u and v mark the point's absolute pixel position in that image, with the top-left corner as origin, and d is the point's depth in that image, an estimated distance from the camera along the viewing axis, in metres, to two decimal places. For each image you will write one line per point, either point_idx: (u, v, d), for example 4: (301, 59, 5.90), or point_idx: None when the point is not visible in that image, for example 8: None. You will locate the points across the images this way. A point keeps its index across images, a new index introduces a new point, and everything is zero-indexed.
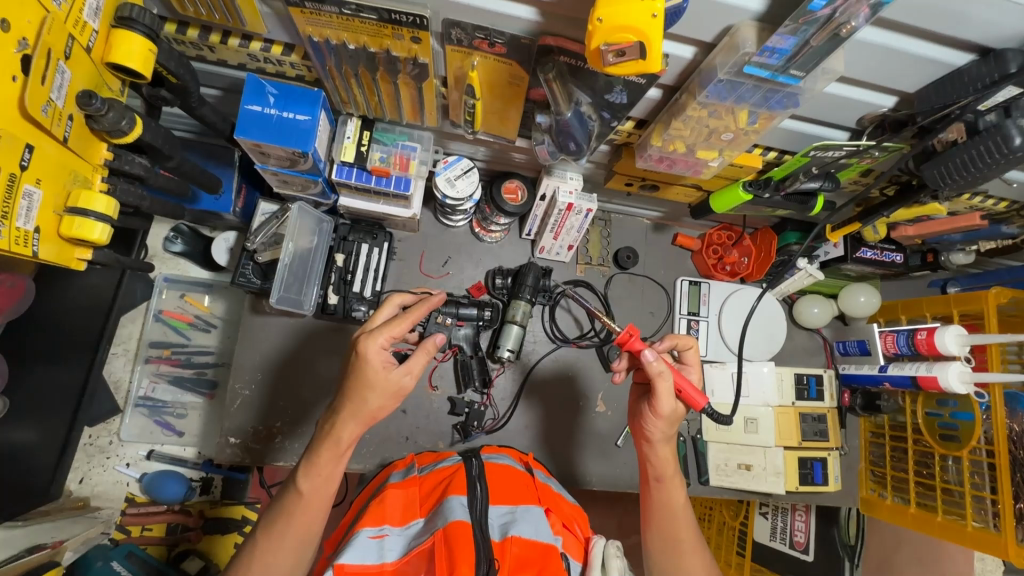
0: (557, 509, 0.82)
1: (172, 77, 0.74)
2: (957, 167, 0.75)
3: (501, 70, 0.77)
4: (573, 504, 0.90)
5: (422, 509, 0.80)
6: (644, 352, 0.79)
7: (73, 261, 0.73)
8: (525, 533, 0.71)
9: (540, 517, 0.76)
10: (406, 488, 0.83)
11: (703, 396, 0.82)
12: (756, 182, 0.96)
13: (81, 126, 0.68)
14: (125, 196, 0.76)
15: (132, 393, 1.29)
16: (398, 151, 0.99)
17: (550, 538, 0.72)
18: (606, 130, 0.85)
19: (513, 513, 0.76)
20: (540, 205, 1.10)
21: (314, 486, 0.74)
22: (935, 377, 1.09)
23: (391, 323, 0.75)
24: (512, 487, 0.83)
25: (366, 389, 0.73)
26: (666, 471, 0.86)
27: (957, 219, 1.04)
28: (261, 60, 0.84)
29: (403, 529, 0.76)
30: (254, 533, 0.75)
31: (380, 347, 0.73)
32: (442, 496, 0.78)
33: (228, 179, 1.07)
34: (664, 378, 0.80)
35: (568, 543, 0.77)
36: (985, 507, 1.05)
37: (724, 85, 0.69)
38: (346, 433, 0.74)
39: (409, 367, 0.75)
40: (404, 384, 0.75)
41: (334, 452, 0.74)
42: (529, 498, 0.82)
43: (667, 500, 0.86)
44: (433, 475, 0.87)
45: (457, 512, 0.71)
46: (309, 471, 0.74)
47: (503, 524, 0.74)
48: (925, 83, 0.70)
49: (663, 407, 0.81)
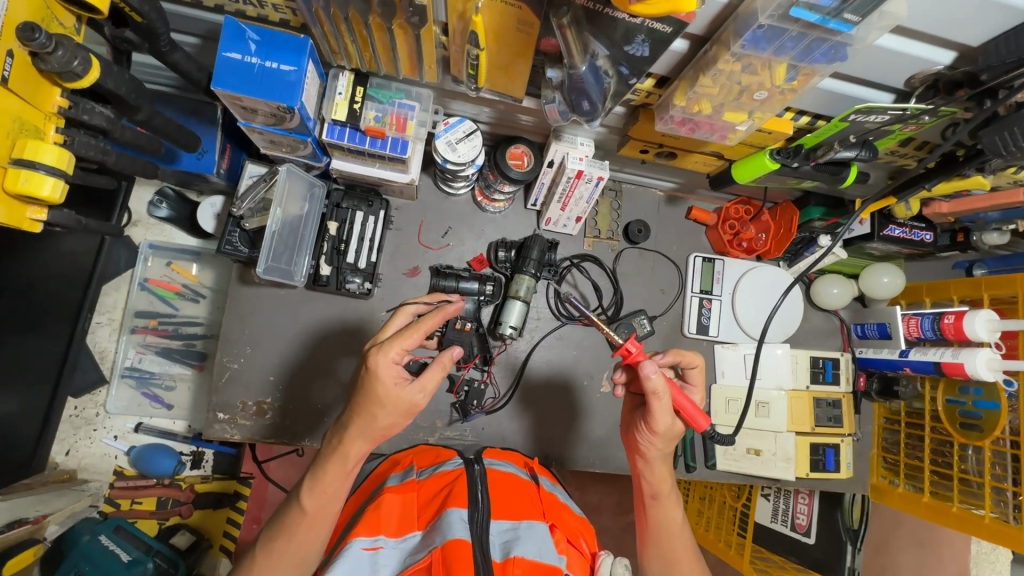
0: (562, 524, 0.77)
1: (136, 16, 0.66)
2: (1014, 137, 0.68)
3: (509, 15, 0.68)
4: (578, 517, 0.85)
5: (419, 519, 0.75)
6: (646, 366, 0.72)
7: (26, 222, 0.66)
8: (529, 554, 0.66)
9: (545, 535, 0.71)
10: (403, 493, 0.78)
11: (706, 418, 0.75)
12: (785, 150, 0.87)
13: (24, 65, 0.60)
14: (83, 150, 0.68)
15: (118, 364, 1.24)
16: (395, 110, 0.90)
17: (555, 559, 0.67)
18: (623, 88, 0.76)
19: (517, 529, 0.71)
20: (548, 171, 1.02)
21: (318, 503, 0.70)
22: (962, 364, 1.02)
23: (403, 334, 0.68)
24: (516, 498, 0.78)
25: (375, 406, 0.67)
26: (662, 488, 0.82)
27: (997, 195, 0.94)
28: (240, 1, 0.76)
29: (400, 541, 0.71)
30: (254, 546, 0.72)
31: (392, 361, 0.67)
32: (441, 508, 0.73)
33: (211, 137, 0.99)
34: (662, 397, 0.74)
35: (574, 562, 0.72)
36: (1005, 500, 1.00)
37: (764, 32, 0.60)
38: (354, 450, 0.70)
39: (422, 385, 0.69)
40: (416, 402, 0.69)
41: (342, 471, 0.70)
42: (534, 512, 0.76)
43: (666, 519, 0.82)
44: (433, 479, 0.82)
45: (455, 529, 0.66)
46: (313, 487, 0.70)
47: (505, 543, 0.69)
48: (994, 35, 0.62)
49: (659, 425, 0.76)
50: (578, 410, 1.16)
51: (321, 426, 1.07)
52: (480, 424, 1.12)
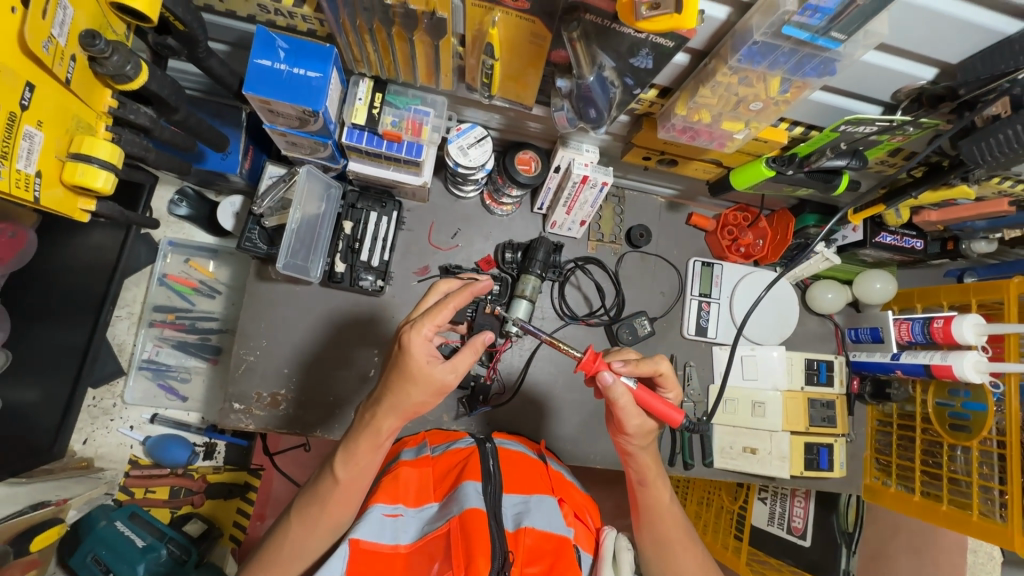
0: (570, 499, 0.82)
1: (179, 25, 0.72)
2: (997, 144, 0.73)
3: (522, 28, 0.73)
4: (584, 494, 0.89)
5: (436, 492, 0.81)
6: (603, 375, 0.76)
7: (77, 212, 0.75)
8: (539, 524, 0.72)
9: (554, 509, 0.76)
10: (419, 467, 0.84)
11: (677, 413, 0.77)
12: (780, 158, 0.92)
13: (84, 68, 0.68)
14: (130, 146, 0.77)
15: (136, 356, 1.29)
16: (410, 115, 0.95)
17: (563, 529, 0.73)
18: (628, 98, 0.81)
19: (527, 503, 0.76)
20: (554, 177, 1.07)
21: (351, 474, 0.74)
22: (950, 367, 1.06)
23: (434, 311, 0.72)
24: (526, 475, 0.83)
25: (409, 384, 0.72)
26: (648, 475, 0.85)
27: (983, 205, 1.00)
28: (272, 12, 0.82)
29: (418, 510, 0.78)
30: (284, 519, 0.76)
31: (425, 337, 0.71)
32: (457, 481, 0.78)
33: (236, 139, 1.05)
34: (626, 400, 0.77)
35: (580, 534, 0.77)
36: (992, 498, 1.03)
37: (758, 48, 0.66)
38: (387, 426, 0.74)
39: (454, 364, 0.73)
40: (447, 382, 0.73)
41: (373, 444, 0.74)
42: (542, 487, 0.81)
43: (655, 502, 0.85)
44: (447, 456, 0.87)
45: (471, 499, 0.71)
46: (347, 460, 0.74)
47: (516, 515, 0.74)
48: (970, 53, 0.67)
49: (630, 424, 0.79)
50: (581, 407, 1.19)
51: (332, 417, 1.11)
52: (486, 418, 1.15)
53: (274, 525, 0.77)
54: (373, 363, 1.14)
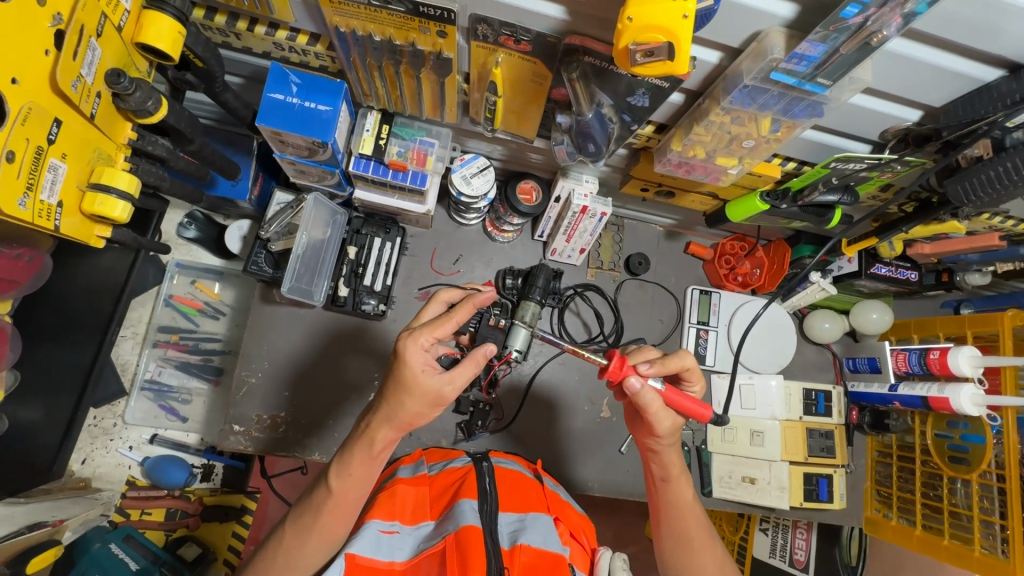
0: (566, 518, 0.82)
1: (198, 61, 0.77)
2: (981, 183, 0.77)
3: (525, 69, 0.77)
4: (581, 515, 0.89)
5: (432, 509, 0.82)
6: (632, 381, 0.75)
7: (92, 238, 0.77)
8: (534, 542, 0.71)
9: (550, 526, 0.76)
10: (416, 486, 0.84)
11: (708, 409, 0.76)
12: (774, 192, 0.96)
13: (107, 104, 0.72)
14: (146, 176, 0.80)
15: (138, 376, 1.31)
16: (416, 146, 0.98)
17: (559, 547, 0.72)
18: (625, 134, 0.84)
19: (523, 521, 0.76)
20: (554, 207, 1.10)
21: (347, 483, 0.74)
22: (947, 399, 1.06)
23: (434, 324, 0.74)
24: (522, 494, 0.83)
25: (405, 393, 0.72)
26: (673, 471, 0.85)
27: (976, 239, 1.01)
28: (286, 50, 0.86)
29: (414, 528, 0.78)
30: (277, 533, 0.76)
31: (421, 348, 0.72)
32: (453, 499, 0.79)
33: (246, 166, 1.11)
34: (657, 403, 0.77)
35: (576, 554, 0.77)
36: (994, 533, 1.02)
37: (748, 91, 0.69)
38: (381, 435, 0.74)
39: (452, 377, 0.73)
40: (445, 392, 0.73)
41: (368, 453, 0.75)
42: (538, 505, 0.82)
43: (676, 499, 0.85)
44: (444, 474, 0.87)
45: (467, 516, 0.72)
46: (342, 470, 0.75)
47: (512, 533, 0.74)
48: (952, 98, 0.70)
49: (662, 426, 0.79)
50: (577, 433, 1.19)
51: (329, 441, 1.11)
52: (484, 443, 1.15)
53: (267, 536, 0.77)
54: (370, 387, 1.14)
